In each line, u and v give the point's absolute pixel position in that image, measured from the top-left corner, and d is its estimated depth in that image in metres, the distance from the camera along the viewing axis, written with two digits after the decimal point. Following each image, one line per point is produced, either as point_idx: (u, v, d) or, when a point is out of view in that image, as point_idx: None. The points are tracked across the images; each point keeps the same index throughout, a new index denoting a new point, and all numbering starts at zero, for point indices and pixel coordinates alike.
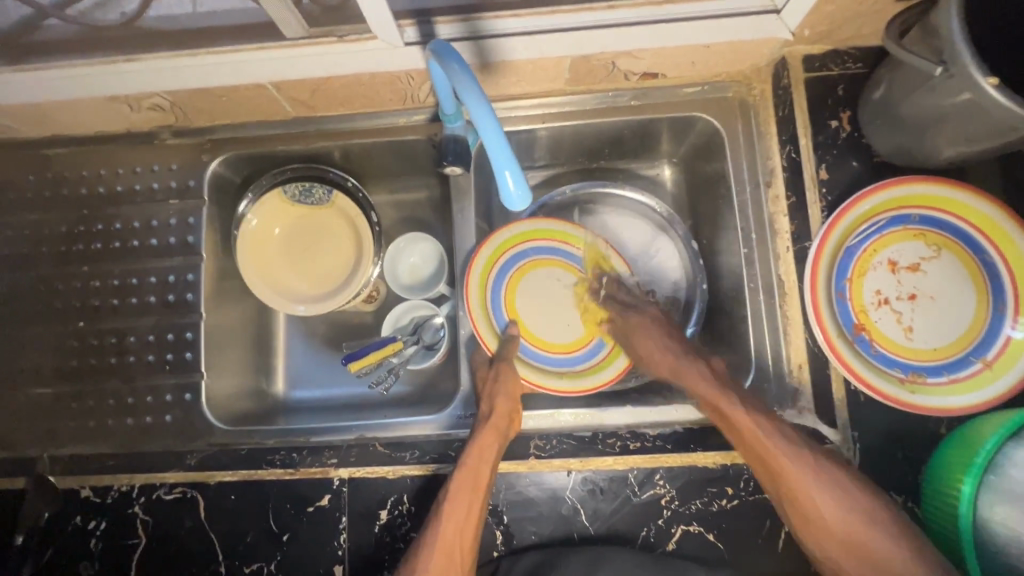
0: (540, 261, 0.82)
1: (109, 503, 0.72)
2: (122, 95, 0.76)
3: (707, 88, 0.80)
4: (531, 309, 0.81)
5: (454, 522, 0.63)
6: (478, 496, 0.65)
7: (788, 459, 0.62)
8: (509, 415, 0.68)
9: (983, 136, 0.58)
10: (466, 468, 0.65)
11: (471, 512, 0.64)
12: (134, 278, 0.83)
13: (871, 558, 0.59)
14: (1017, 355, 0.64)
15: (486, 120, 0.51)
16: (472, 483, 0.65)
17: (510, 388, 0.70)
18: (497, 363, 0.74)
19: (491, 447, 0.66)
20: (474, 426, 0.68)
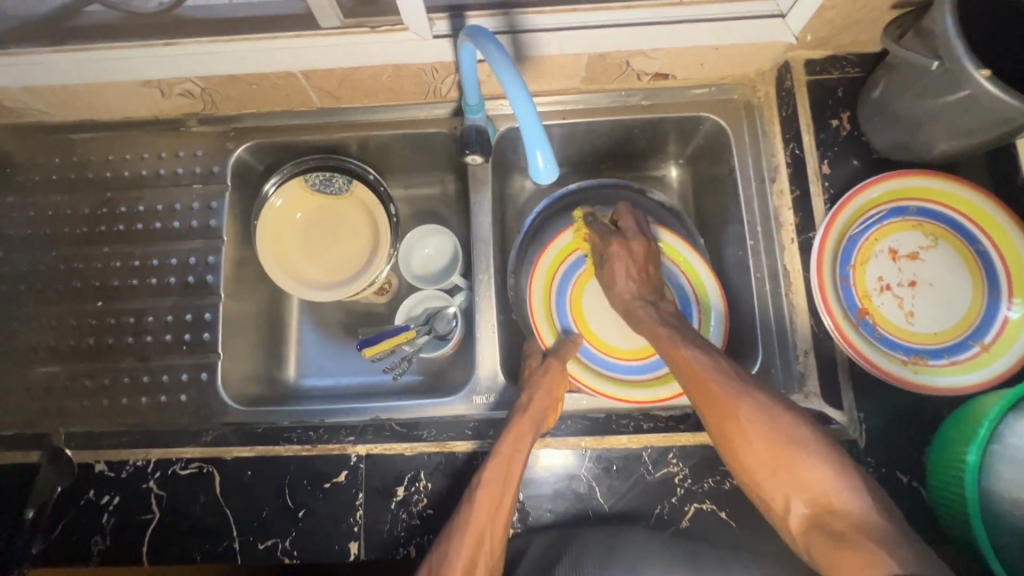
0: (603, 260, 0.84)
1: (123, 477, 0.72)
2: (156, 80, 0.78)
3: (714, 90, 0.85)
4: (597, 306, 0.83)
5: (486, 507, 0.62)
6: (510, 485, 0.64)
7: (720, 385, 0.62)
8: (546, 409, 0.69)
9: (977, 130, 0.63)
10: (500, 455, 0.66)
11: (503, 499, 0.63)
12: (155, 260, 0.85)
13: (801, 483, 0.54)
14: (1013, 336, 0.67)
15: (522, 101, 0.54)
16: (505, 470, 0.65)
17: (552, 384, 0.71)
18: (551, 358, 0.75)
19: (526, 435, 0.67)
20: (511, 415, 0.69)
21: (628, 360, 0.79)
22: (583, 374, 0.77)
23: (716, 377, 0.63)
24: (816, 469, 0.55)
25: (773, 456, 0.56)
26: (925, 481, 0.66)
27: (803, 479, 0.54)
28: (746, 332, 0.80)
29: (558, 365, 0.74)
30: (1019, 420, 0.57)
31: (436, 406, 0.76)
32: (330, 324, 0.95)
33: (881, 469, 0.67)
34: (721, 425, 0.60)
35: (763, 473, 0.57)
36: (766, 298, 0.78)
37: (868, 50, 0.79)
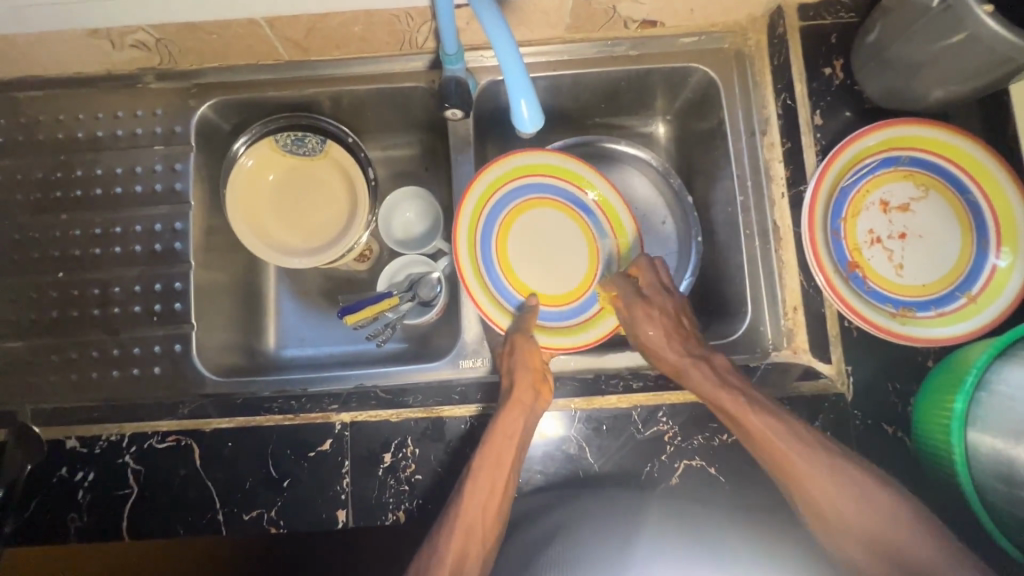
0: (527, 204, 0.79)
1: (96, 454, 0.69)
2: (104, 29, 0.72)
3: (704, 38, 0.81)
4: (524, 259, 0.79)
5: (479, 495, 0.62)
6: (501, 471, 0.64)
7: (803, 461, 0.58)
8: (533, 387, 0.67)
9: (973, 72, 0.61)
10: (491, 442, 0.65)
11: (495, 488, 0.63)
12: (118, 227, 0.80)
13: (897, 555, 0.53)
14: (999, 285, 0.67)
15: (505, 46, 0.51)
16: (495, 458, 0.64)
17: (528, 359, 0.69)
18: (512, 335, 0.72)
19: (516, 419, 0.65)
20: (501, 400, 0.67)
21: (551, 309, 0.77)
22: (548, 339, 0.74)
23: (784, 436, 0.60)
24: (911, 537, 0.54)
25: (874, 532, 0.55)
26: (909, 432, 0.67)
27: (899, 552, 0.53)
28: (735, 290, 0.80)
29: (524, 340, 0.70)
30: (1006, 366, 0.57)
31: (422, 372, 0.75)
32: (309, 293, 0.92)
33: (867, 421, 0.68)
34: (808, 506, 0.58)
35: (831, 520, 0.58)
36: (755, 255, 0.77)
37: None
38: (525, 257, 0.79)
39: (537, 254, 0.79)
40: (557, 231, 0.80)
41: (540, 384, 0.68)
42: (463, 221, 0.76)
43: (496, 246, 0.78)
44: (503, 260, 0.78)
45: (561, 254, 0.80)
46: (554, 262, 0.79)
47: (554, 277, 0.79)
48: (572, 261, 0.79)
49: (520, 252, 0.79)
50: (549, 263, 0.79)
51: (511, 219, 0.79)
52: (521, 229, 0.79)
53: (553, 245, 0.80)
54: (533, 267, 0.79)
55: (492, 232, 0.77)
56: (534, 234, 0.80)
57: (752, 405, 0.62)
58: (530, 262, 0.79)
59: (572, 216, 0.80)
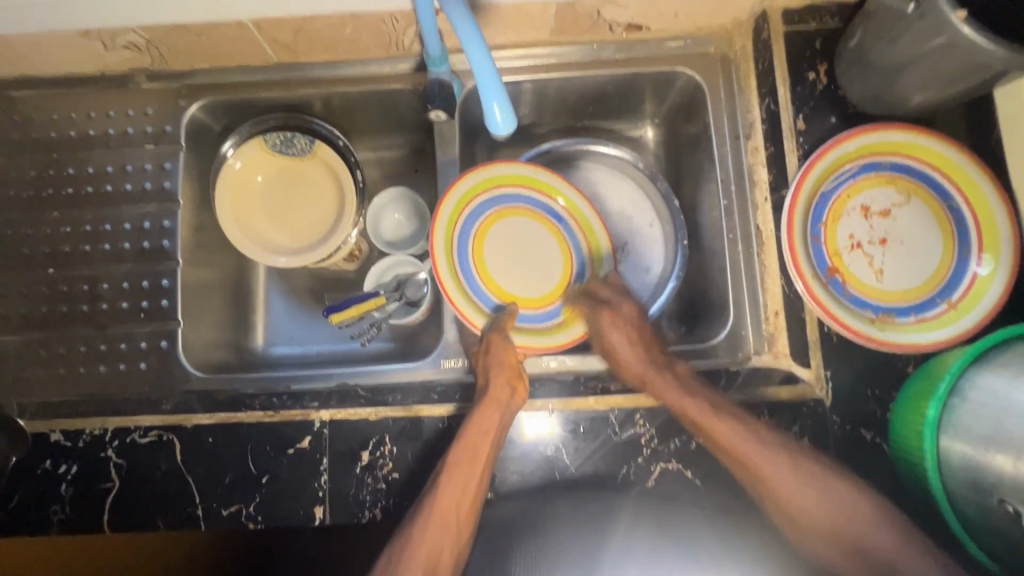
0: (492, 217, 0.78)
1: (80, 447, 0.70)
2: (95, 30, 0.73)
3: (690, 42, 0.81)
4: (505, 272, 0.78)
5: (452, 491, 0.64)
6: (476, 470, 0.65)
7: (764, 458, 0.62)
8: (509, 384, 0.68)
9: (953, 76, 0.61)
10: (465, 441, 0.65)
11: (468, 485, 0.64)
12: (107, 225, 0.81)
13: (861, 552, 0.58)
14: (981, 292, 0.67)
15: (476, 48, 0.52)
16: (469, 456, 0.65)
17: (502, 357, 0.69)
18: (487, 335, 0.72)
19: (491, 419, 0.66)
20: (477, 398, 0.68)
21: (541, 311, 0.77)
22: (527, 339, 0.74)
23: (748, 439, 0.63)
24: (878, 533, 0.58)
25: (837, 529, 0.59)
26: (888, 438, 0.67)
27: (867, 550, 0.58)
28: (718, 294, 0.80)
29: (500, 338, 0.71)
30: (978, 373, 0.57)
31: (405, 372, 0.74)
32: (297, 291, 0.92)
33: (846, 426, 0.68)
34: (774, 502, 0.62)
35: (800, 507, 0.60)
36: (738, 259, 0.77)
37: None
38: (506, 269, 0.78)
39: (514, 262, 0.79)
40: (524, 233, 0.80)
41: (515, 381, 0.68)
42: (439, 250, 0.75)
43: (474, 263, 0.77)
44: (488, 284, 0.77)
45: (536, 258, 0.79)
46: (530, 263, 0.79)
47: (534, 279, 0.79)
48: (549, 258, 0.79)
49: (500, 262, 0.78)
50: (528, 268, 0.79)
51: (480, 240, 0.78)
52: (492, 245, 0.78)
53: (525, 251, 0.79)
54: (516, 272, 0.79)
55: (465, 262, 0.76)
56: (506, 245, 0.79)
57: (720, 413, 0.65)
58: (511, 273, 0.79)
59: (541, 220, 0.79)
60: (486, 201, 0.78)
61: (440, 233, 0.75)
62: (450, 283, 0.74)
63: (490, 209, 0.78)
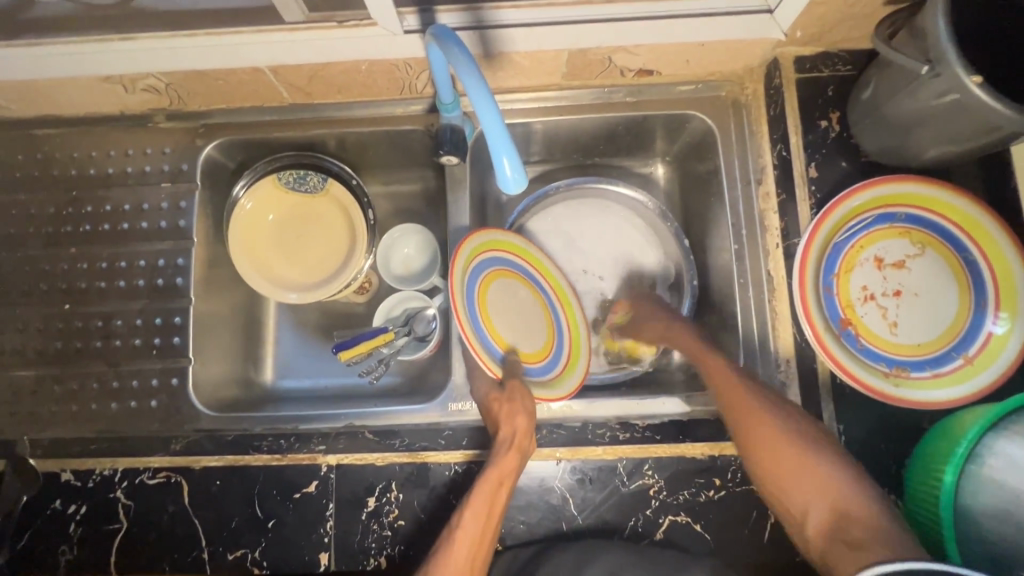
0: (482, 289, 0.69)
1: (90, 486, 0.71)
2: (116, 76, 0.75)
3: (701, 86, 0.81)
4: (507, 328, 0.71)
5: (463, 552, 0.60)
6: (490, 523, 0.62)
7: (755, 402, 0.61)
8: (527, 435, 0.65)
9: (968, 135, 0.60)
10: (482, 491, 0.62)
11: (481, 543, 0.61)
12: (123, 262, 0.82)
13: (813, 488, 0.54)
14: (997, 349, 0.66)
15: (487, 110, 0.52)
16: (485, 508, 0.62)
17: (525, 406, 0.66)
18: (508, 382, 0.67)
19: (508, 471, 0.64)
20: (494, 448, 0.65)
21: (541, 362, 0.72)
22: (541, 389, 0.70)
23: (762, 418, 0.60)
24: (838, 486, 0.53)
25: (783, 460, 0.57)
26: (902, 495, 0.65)
27: (821, 488, 0.54)
28: (729, 339, 0.79)
29: (522, 385, 0.67)
30: (996, 439, 0.56)
31: (410, 413, 0.72)
32: (307, 326, 0.93)
33: None
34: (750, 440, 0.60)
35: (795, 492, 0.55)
36: (749, 305, 0.77)
37: (860, 46, 0.76)
38: (506, 323, 0.71)
39: (512, 317, 0.72)
40: (505, 290, 0.72)
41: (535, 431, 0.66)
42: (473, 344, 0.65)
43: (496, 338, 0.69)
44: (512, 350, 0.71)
45: (521, 306, 0.73)
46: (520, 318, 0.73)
47: (529, 325, 0.73)
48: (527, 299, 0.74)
49: (508, 323, 0.71)
50: (523, 323, 0.73)
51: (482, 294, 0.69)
52: (492, 300, 0.70)
53: (519, 306, 0.73)
54: (518, 327, 0.72)
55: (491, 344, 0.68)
56: (502, 301, 0.72)
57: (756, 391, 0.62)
58: (511, 329, 0.72)
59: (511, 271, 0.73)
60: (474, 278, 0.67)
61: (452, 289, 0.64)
62: (470, 342, 0.65)
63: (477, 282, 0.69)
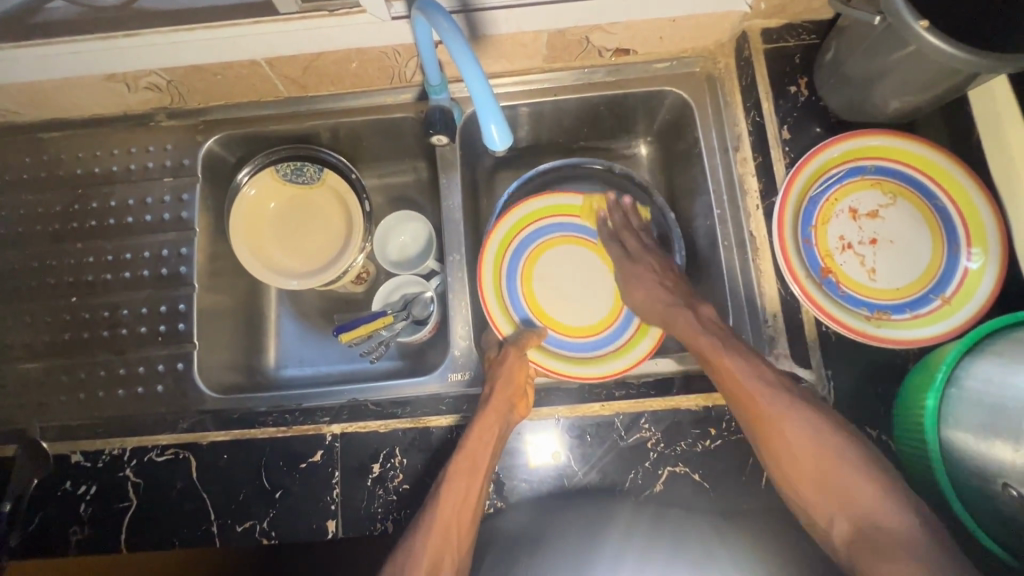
0: (532, 255, 0.84)
1: (99, 467, 0.72)
2: (121, 74, 0.79)
3: (676, 63, 0.86)
4: (549, 287, 0.83)
5: (451, 503, 0.65)
6: (476, 480, 0.66)
7: (772, 403, 0.65)
8: (512, 399, 0.69)
9: (926, 82, 0.64)
10: (465, 451, 0.67)
11: (469, 494, 0.65)
12: (127, 254, 0.85)
13: (845, 499, 0.61)
14: (973, 286, 0.69)
15: (472, 73, 0.55)
16: (469, 467, 0.66)
17: (514, 373, 0.71)
18: (507, 347, 0.75)
19: (491, 429, 0.67)
20: (479, 408, 0.70)
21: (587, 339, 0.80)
22: (542, 358, 0.76)
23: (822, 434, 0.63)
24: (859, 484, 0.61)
25: (821, 473, 0.63)
26: (893, 434, 0.67)
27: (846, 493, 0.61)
28: (717, 300, 0.81)
29: (516, 355, 0.73)
30: (975, 361, 0.58)
31: (412, 386, 0.76)
32: (309, 314, 0.95)
33: (851, 425, 0.68)
34: (767, 445, 0.64)
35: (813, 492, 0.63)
36: (734, 265, 0.79)
37: (823, 16, 0.80)
38: (548, 287, 0.83)
39: (558, 286, 0.83)
40: (558, 261, 0.84)
41: (518, 398, 0.69)
42: (489, 296, 0.81)
43: (526, 297, 0.82)
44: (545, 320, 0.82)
45: (580, 279, 0.84)
46: (579, 290, 0.83)
47: (589, 291, 0.83)
48: (585, 269, 0.84)
49: (551, 290, 0.83)
50: (575, 295, 0.83)
51: (539, 247, 0.84)
52: (549, 256, 0.84)
53: (569, 277, 0.84)
54: (560, 297, 0.83)
55: (519, 303, 0.82)
56: (559, 265, 0.84)
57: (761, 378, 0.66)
58: (553, 292, 0.83)
59: (572, 241, 0.85)
60: (521, 241, 0.83)
61: (504, 229, 0.83)
62: (489, 305, 0.81)
63: (526, 246, 0.84)
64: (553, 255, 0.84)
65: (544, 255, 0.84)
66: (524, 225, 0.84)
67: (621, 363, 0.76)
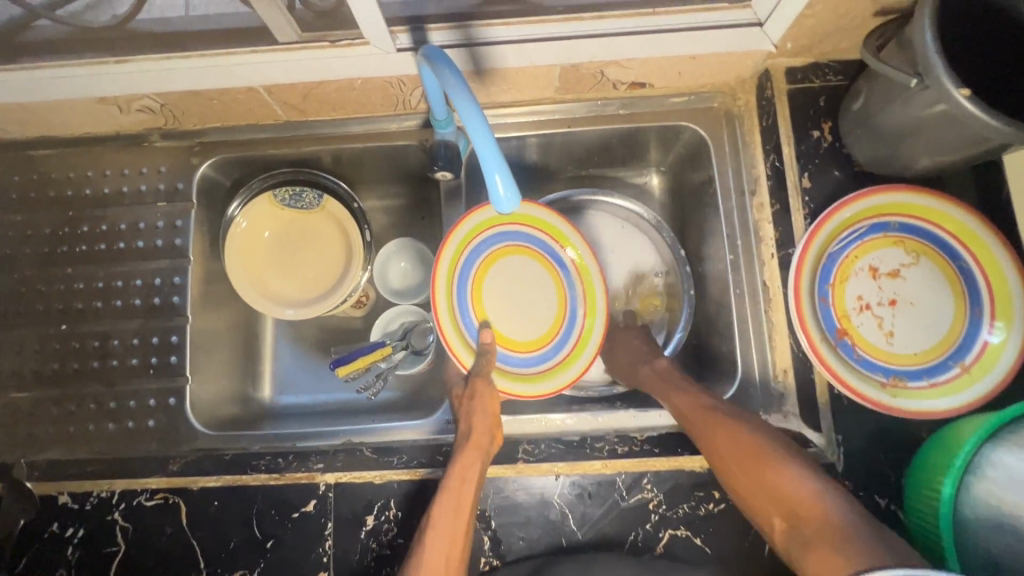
0: (479, 268, 0.77)
1: (88, 509, 0.71)
2: (111, 97, 0.75)
3: (693, 98, 0.82)
4: (498, 302, 0.78)
5: (438, 549, 0.60)
6: (461, 520, 0.62)
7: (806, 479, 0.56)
8: (490, 431, 0.67)
9: (963, 145, 0.60)
10: (447, 490, 0.63)
11: (456, 537, 0.61)
12: (119, 281, 0.82)
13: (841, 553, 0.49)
14: (994, 357, 0.66)
15: (477, 128, 0.51)
16: (453, 507, 0.63)
17: (486, 403, 0.69)
18: (472, 379, 0.71)
19: (473, 466, 0.65)
20: (456, 446, 0.67)
21: (528, 354, 0.77)
22: (506, 384, 0.73)
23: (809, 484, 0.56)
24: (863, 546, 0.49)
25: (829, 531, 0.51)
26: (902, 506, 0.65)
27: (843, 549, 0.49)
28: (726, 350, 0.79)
29: (483, 383, 0.70)
30: (995, 450, 0.56)
31: (407, 428, 0.74)
32: (305, 342, 0.93)
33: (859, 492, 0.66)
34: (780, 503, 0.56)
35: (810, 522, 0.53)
36: (745, 315, 0.76)
37: (851, 56, 0.76)
38: (497, 302, 0.78)
39: (507, 299, 0.78)
40: (506, 272, 0.78)
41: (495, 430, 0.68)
42: (444, 324, 0.74)
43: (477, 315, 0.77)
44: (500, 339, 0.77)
45: (527, 289, 0.78)
46: (526, 301, 0.78)
47: (535, 300, 0.78)
48: (530, 276, 0.78)
49: (500, 304, 0.78)
50: (524, 306, 0.78)
51: (489, 257, 0.78)
52: (494, 268, 0.78)
53: (516, 289, 0.78)
54: (510, 310, 0.78)
55: (471, 323, 0.76)
56: (504, 277, 0.78)
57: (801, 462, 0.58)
58: (500, 306, 0.78)
59: (517, 249, 0.78)
60: (468, 256, 0.76)
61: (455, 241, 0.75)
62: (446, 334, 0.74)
63: (472, 263, 0.77)
64: (498, 265, 0.78)
65: (495, 267, 0.78)
66: (469, 239, 0.76)
67: (547, 386, 0.74)
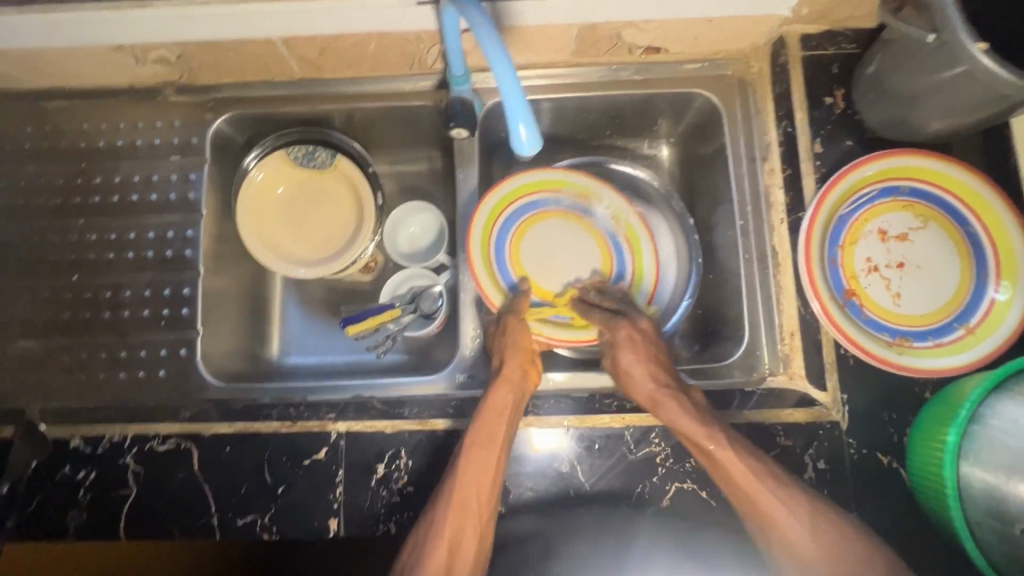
0: (523, 220, 0.82)
1: (100, 453, 0.71)
2: (129, 45, 0.75)
3: (707, 64, 0.82)
4: (536, 256, 0.82)
5: (471, 473, 0.64)
6: (494, 449, 0.65)
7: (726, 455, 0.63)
8: (521, 367, 0.70)
9: (973, 106, 0.61)
10: (481, 422, 0.66)
11: (489, 465, 0.65)
12: (131, 234, 0.83)
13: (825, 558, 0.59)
14: (999, 317, 0.67)
15: (504, 71, 0.52)
16: (486, 438, 0.66)
17: (519, 341, 0.72)
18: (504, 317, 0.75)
19: (505, 399, 0.67)
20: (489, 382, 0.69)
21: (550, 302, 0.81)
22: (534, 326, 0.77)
23: (787, 500, 0.61)
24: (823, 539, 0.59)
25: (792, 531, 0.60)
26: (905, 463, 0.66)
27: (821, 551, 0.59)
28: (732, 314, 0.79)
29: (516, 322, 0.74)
30: (999, 401, 0.57)
31: (416, 385, 0.75)
32: (313, 302, 0.93)
33: (862, 450, 0.68)
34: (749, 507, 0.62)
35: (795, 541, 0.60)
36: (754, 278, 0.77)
37: (865, 24, 0.77)
38: (535, 254, 0.82)
39: (546, 253, 0.82)
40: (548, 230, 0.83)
41: (529, 366, 0.71)
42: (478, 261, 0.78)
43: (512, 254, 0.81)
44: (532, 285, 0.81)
45: (571, 252, 0.83)
46: (567, 259, 0.82)
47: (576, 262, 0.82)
48: (572, 239, 0.83)
49: (536, 258, 0.82)
50: (562, 262, 0.82)
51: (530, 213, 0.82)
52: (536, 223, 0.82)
53: (559, 245, 0.83)
54: (545, 265, 0.82)
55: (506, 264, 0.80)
56: (543, 234, 0.83)
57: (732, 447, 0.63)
58: (542, 261, 0.82)
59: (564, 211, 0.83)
60: (511, 207, 0.81)
61: (498, 193, 0.81)
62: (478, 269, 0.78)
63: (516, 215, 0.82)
64: (541, 220, 0.83)
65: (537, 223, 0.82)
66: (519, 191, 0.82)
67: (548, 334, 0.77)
